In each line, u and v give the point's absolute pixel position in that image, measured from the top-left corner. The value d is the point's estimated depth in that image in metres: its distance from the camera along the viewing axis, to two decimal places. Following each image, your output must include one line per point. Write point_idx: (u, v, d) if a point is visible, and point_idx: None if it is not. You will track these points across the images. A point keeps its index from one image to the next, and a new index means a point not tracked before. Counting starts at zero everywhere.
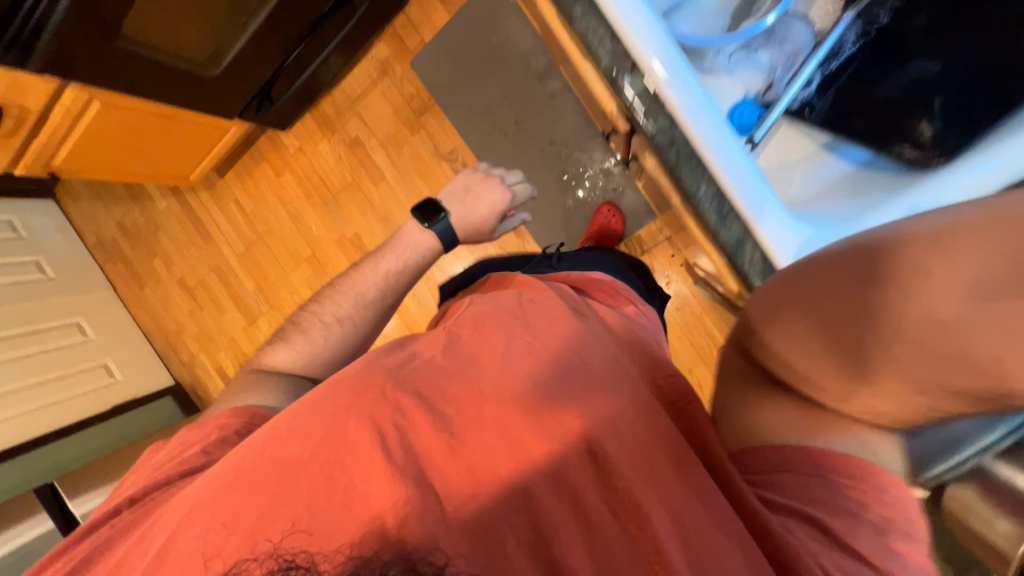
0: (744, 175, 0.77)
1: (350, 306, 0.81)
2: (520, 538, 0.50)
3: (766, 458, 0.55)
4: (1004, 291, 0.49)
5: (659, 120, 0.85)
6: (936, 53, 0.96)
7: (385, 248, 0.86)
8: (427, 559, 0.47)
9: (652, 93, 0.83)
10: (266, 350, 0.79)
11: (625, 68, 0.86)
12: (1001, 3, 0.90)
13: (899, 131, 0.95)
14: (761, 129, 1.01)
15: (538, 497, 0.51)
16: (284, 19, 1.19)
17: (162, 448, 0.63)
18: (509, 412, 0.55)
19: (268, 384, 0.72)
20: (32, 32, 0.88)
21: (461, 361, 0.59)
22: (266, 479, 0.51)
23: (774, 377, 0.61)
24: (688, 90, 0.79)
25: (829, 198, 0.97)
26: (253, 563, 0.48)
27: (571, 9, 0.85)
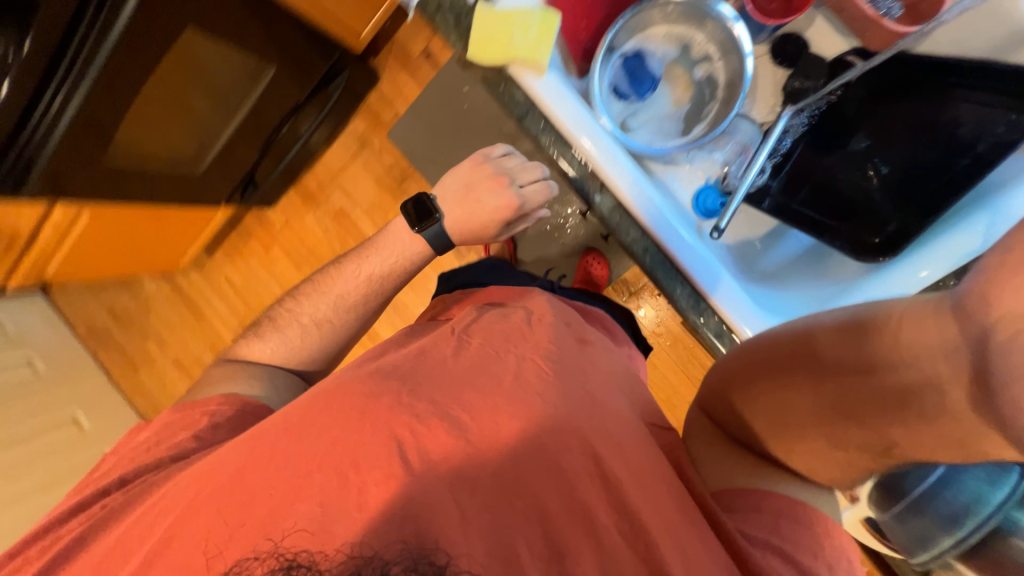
0: (706, 269, 0.83)
1: (328, 309, 0.86)
2: (532, 548, 0.53)
3: (738, 496, 0.61)
4: (953, 356, 0.55)
5: (631, 232, 0.88)
6: (874, 139, 1.00)
7: (371, 247, 0.89)
8: (429, 560, 0.50)
9: (620, 209, 0.88)
10: (243, 341, 0.86)
11: (594, 187, 0.89)
12: (929, 104, 0.94)
13: (862, 223, 0.96)
14: (727, 215, 0.88)
15: (552, 511, 0.55)
16: (264, 108, 1.20)
17: (179, 425, 0.69)
18: (521, 428, 0.58)
19: (252, 377, 0.79)
20: (30, 158, 0.80)
21: (470, 374, 0.64)
22: (266, 480, 0.55)
23: (754, 444, 0.65)
24: (645, 194, 0.85)
25: (798, 280, 1.00)
26: (255, 561, 0.51)
27: (535, 132, 0.92)
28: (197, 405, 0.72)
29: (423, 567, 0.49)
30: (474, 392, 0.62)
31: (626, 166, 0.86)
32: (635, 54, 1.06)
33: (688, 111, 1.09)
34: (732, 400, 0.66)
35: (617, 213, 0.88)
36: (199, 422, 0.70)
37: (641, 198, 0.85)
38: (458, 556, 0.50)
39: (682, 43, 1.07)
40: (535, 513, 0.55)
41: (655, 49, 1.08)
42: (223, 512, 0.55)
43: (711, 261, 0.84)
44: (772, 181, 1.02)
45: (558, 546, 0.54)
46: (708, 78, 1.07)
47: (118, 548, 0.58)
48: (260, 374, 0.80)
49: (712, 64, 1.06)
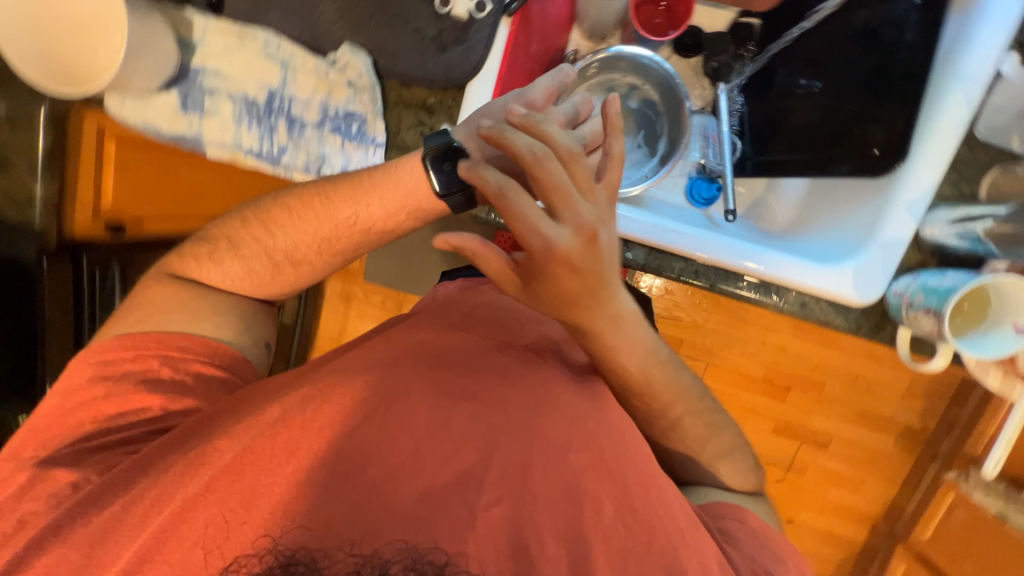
0: (789, 259, 0.59)
1: (308, 247, 0.55)
2: (552, 530, 0.43)
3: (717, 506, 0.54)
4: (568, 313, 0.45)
5: (679, 265, 0.63)
6: (816, 65, 0.66)
7: (387, 174, 0.52)
8: (428, 560, 0.40)
9: (663, 252, 0.62)
10: (189, 254, 0.57)
11: (616, 249, 0.63)
12: (846, 19, 0.64)
13: (848, 145, 0.63)
14: (732, 196, 0.67)
15: (581, 478, 0.45)
16: None
17: (131, 376, 0.50)
18: (516, 403, 0.48)
19: (213, 304, 0.55)
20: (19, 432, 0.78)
21: (462, 358, 0.51)
22: (242, 465, 0.43)
23: (696, 447, 0.57)
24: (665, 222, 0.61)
25: (829, 215, 0.66)
26: (253, 559, 0.39)
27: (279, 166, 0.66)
28: (161, 343, 0.51)
29: (423, 568, 0.40)
30: (484, 372, 0.50)
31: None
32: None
33: (642, 143, 0.72)
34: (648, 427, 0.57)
35: (656, 259, 0.63)
36: (162, 375, 0.51)
37: (656, 229, 0.60)
38: (458, 555, 0.40)
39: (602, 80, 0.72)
40: (555, 499, 0.44)
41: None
42: (187, 502, 0.42)
43: (730, 241, 0.60)
44: (741, 144, 0.70)
45: (577, 544, 0.43)
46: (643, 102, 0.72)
47: (94, 537, 0.42)
48: (229, 310, 0.56)
49: (641, 87, 0.71)
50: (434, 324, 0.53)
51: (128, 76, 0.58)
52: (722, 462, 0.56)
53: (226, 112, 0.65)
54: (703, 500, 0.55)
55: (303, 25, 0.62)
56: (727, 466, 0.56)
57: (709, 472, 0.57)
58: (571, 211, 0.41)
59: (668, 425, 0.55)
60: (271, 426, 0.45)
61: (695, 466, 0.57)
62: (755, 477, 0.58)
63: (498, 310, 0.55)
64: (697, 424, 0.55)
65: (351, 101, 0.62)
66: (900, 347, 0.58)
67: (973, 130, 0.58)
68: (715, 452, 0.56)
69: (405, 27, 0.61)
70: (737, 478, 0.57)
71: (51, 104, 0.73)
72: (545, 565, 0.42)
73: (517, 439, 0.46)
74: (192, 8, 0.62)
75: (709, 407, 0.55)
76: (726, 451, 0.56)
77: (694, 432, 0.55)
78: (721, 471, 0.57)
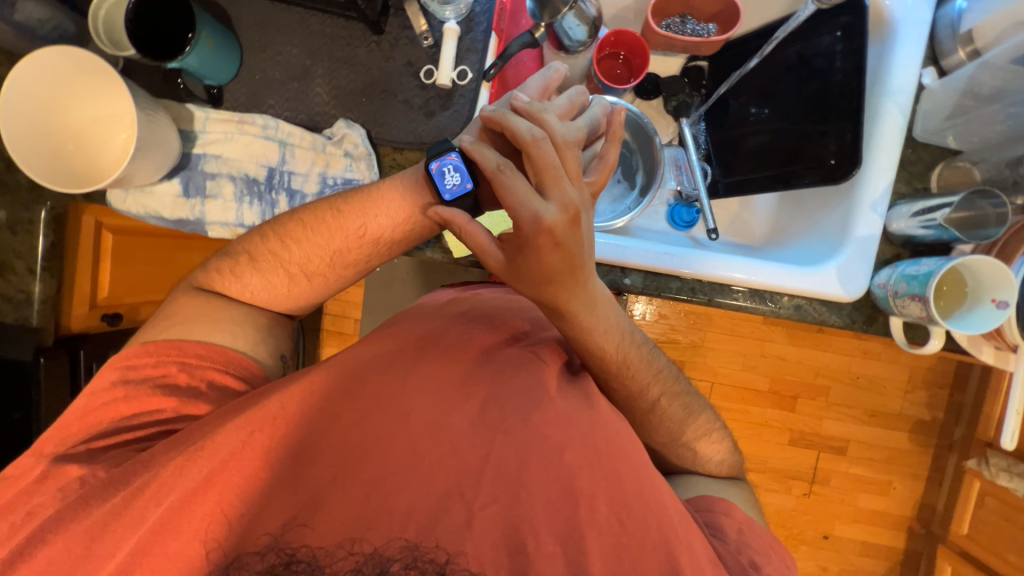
0: (772, 268, 0.63)
1: (322, 260, 0.56)
2: (549, 528, 0.44)
3: (704, 501, 0.55)
4: (549, 281, 0.48)
5: (675, 284, 0.66)
6: (761, 92, 0.74)
7: (397, 191, 0.56)
8: (428, 558, 0.40)
9: (658, 273, 0.66)
10: (210, 265, 0.57)
11: (617, 277, 0.66)
12: (780, 52, 0.72)
13: (808, 156, 0.68)
14: (711, 214, 0.72)
15: (577, 472, 0.46)
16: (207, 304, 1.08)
17: (149, 381, 0.49)
18: (512, 403, 0.49)
19: (227, 316, 0.54)
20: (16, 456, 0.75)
21: (464, 363, 0.51)
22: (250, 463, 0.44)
23: (690, 441, 0.58)
24: (656, 249, 0.65)
25: (801, 226, 0.72)
26: (254, 557, 0.40)
27: None
28: (178, 350, 0.50)
29: (423, 566, 0.40)
30: (482, 376, 0.51)
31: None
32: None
33: (621, 178, 0.78)
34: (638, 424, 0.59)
35: (654, 282, 0.66)
36: (178, 382, 0.50)
37: (650, 254, 0.65)
38: (458, 555, 0.41)
39: None
40: (551, 496, 0.45)
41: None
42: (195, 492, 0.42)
43: (714, 256, 0.64)
44: (709, 169, 0.77)
45: (574, 541, 0.43)
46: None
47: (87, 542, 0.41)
48: (245, 321, 0.55)
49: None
50: (436, 323, 0.55)
51: (132, 173, 0.60)
52: (702, 452, 0.59)
53: (227, 193, 0.68)
54: (690, 493, 0.57)
55: (299, 108, 0.67)
56: (706, 450, 0.59)
57: (689, 463, 0.59)
58: (559, 190, 0.46)
59: (656, 415, 0.57)
60: (280, 433, 0.45)
61: (683, 461, 0.59)
62: (732, 468, 0.60)
63: (493, 312, 0.58)
64: (674, 413, 0.57)
65: (349, 169, 0.66)
66: (897, 335, 0.60)
67: (911, 133, 0.65)
68: (693, 435, 0.58)
69: (394, 98, 0.66)
70: (717, 467, 0.59)
71: (51, 204, 0.73)
72: (543, 561, 0.42)
73: (512, 433, 0.47)
74: (194, 103, 0.67)
75: (682, 392, 0.58)
76: (702, 436, 0.59)
77: (672, 414, 0.57)
78: (700, 462, 0.59)
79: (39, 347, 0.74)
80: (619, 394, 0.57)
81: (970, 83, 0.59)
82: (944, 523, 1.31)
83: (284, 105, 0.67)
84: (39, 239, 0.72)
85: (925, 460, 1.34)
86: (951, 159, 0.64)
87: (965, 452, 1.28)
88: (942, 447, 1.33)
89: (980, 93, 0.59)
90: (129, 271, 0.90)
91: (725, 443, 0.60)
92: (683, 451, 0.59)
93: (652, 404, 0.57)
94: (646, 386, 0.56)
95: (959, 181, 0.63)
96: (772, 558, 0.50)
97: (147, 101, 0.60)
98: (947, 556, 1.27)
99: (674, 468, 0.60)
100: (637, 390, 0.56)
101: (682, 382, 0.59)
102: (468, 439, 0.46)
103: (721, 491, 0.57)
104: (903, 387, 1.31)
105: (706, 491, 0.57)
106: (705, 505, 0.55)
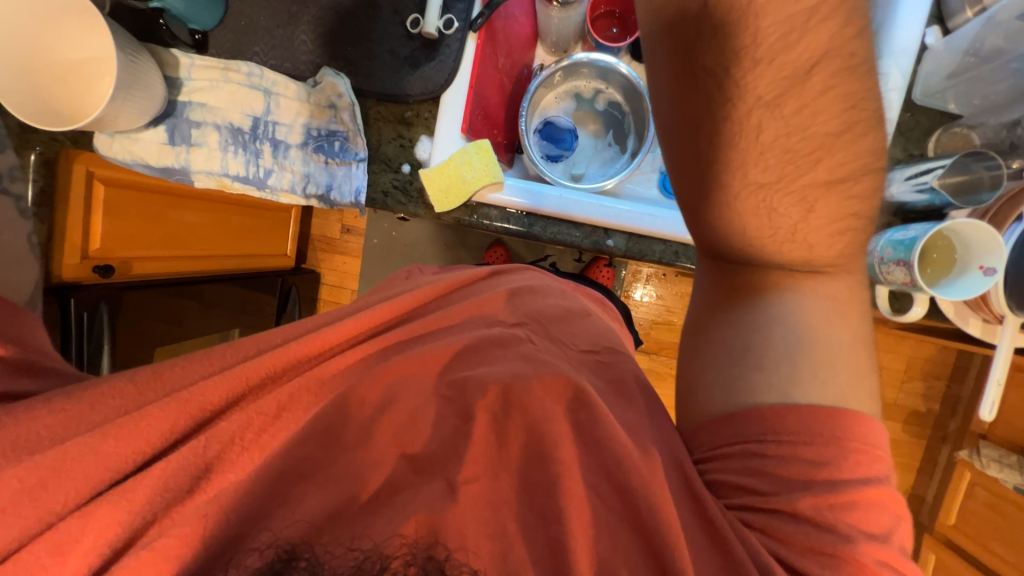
0: None
1: None
2: (527, 512, 0.47)
3: (731, 428, 0.48)
4: None
5: (654, 247, 0.67)
6: None
7: None
8: (429, 555, 0.43)
9: (639, 234, 0.67)
10: None
11: (600, 237, 0.67)
12: None
13: None
14: None
15: (553, 447, 0.48)
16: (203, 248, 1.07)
17: None
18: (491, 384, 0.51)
19: None
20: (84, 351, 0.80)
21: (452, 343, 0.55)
22: (239, 426, 0.47)
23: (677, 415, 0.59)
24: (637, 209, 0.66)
25: None
26: (252, 553, 0.42)
27: (275, 199, 0.68)
28: None
29: (422, 562, 0.43)
30: None
31: (568, 196, 0.66)
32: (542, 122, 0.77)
33: (613, 142, 0.80)
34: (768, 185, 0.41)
35: (637, 244, 0.67)
36: None
37: (633, 216, 0.66)
38: (459, 551, 0.44)
39: (573, 93, 0.79)
40: (527, 471, 0.49)
41: (553, 114, 0.79)
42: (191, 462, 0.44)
43: None
44: None
45: (552, 519, 0.46)
46: (610, 103, 0.79)
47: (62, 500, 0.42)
48: None
49: (606, 90, 0.78)
50: (439, 307, 0.61)
51: (113, 115, 0.60)
52: (816, 223, 0.42)
53: (213, 141, 0.67)
54: (724, 407, 0.49)
55: (283, 56, 0.67)
56: (821, 221, 0.42)
57: (785, 239, 0.43)
58: None
59: (790, 128, 0.38)
60: (270, 407, 0.48)
61: (775, 238, 0.43)
62: (825, 309, 0.47)
63: (489, 293, 0.63)
64: (816, 137, 0.38)
65: (334, 121, 0.66)
66: (880, 304, 0.66)
67: (910, 97, 0.64)
68: (828, 204, 0.41)
69: (379, 49, 0.65)
70: (795, 315, 0.47)
71: (40, 149, 0.74)
72: (521, 539, 0.45)
73: (496, 413, 0.51)
74: (178, 47, 0.66)
75: (850, 109, 0.38)
76: (836, 196, 0.40)
77: (798, 134, 0.38)
78: (810, 234, 0.42)
79: None
80: (761, 68, 0.36)
81: (973, 41, 0.58)
82: (933, 513, 1.31)
83: (268, 55, 0.67)
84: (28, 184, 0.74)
85: (917, 451, 1.33)
86: (949, 124, 0.63)
87: (958, 444, 1.27)
88: (937, 438, 1.32)
89: (981, 51, 0.58)
90: (121, 224, 0.88)
91: (859, 221, 0.42)
92: (789, 206, 0.41)
93: (796, 107, 0.37)
94: (814, 66, 0.36)
95: (956, 147, 0.64)
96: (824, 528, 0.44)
97: (132, 44, 0.60)
98: (933, 545, 1.28)
99: (751, 245, 0.44)
100: (792, 66, 0.36)
101: (864, 104, 0.38)
102: (453, 420, 0.51)
103: (785, 390, 0.47)
104: (900, 376, 1.30)
105: (752, 401, 0.48)
106: (727, 436, 0.48)
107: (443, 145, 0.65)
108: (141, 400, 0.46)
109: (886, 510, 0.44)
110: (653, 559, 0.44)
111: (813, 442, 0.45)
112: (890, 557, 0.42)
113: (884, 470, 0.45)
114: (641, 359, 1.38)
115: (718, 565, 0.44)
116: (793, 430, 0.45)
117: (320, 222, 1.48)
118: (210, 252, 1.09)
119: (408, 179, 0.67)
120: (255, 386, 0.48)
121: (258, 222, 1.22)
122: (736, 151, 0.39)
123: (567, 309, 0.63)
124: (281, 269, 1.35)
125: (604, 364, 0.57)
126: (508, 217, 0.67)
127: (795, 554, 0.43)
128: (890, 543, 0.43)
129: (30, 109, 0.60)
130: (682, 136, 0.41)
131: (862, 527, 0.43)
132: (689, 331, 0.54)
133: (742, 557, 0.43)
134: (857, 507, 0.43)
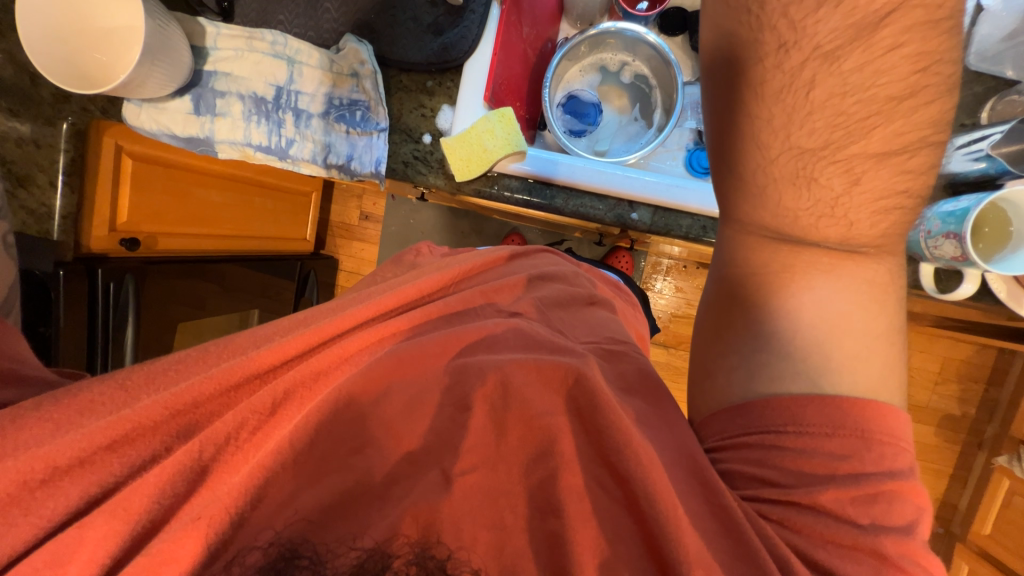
0: None
1: None
2: (531, 499, 0.46)
3: (746, 417, 0.46)
4: None
5: (681, 221, 0.66)
6: None
7: None
8: (432, 554, 0.43)
9: (664, 207, 0.65)
10: None
11: (624, 210, 0.66)
12: None
13: None
14: None
15: (558, 436, 0.47)
16: (223, 230, 1.08)
17: None
18: (485, 374, 0.49)
19: None
20: (114, 330, 0.81)
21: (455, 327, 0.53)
22: (234, 424, 0.44)
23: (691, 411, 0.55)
24: (663, 180, 0.64)
25: None
26: (254, 551, 0.42)
27: (297, 169, 0.68)
28: None
29: (423, 562, 0.43)
30: None
31: (588, 167, 0.65)
32: (565, 96, 0.76)
33: (638, 116, 0.78)
34: (799, 162, 0.40)
35: (663, 219, 0.66)
36: None
37: (660, 188, 0.64)
38: (459, 550, 0.44)
39: (599, 67, 0.78)
40: (528, 461, 0.47)
41: (576, 88, 0.78)
42: (185, 456, 0.43)
43: None
44: None
45: (552, 511, 0.45)
46: (636, 76, 0.77)
47: (57, 499, 0.41)
48: None
49: (632, 62, 0.76)
50: (451, 291, 0.59)
51: (143, 79, 0.60)
52: (861, 198, 0.40)
53: (236, 112, 0.67)
54: (743, 396, 0.47)
55: (307, 24, 0.67)
56: (865, 196, 0.40)
57: (824, 213, 0.41)
58: None
59: (846, 87, 0.37)
60: (264, 402, 0.45)
61: (813, 211, 0.41)
62: (861, 296, 0.44)
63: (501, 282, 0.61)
64: (875, 100, 0.37)
65: (355, 90, 0.65)
66: (926, 282, 0.69)
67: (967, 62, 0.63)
68: (863, 177, 0.39)
69: (403, 16, 0.65)
70: (833, 297, 0.44)
71: (72, 120, 0.76)
72: (520, 532, 0.45)
73: (496, 405, 0.48)
74: (205, 16, 0.67)
75: (920, 71, 0.37)
76: (889, 170, 0.39)
77: (832, 106, 0.38)
78: (849, 209, 0.41)
79: (58, 260, 0.77)
80: (827, 12, 0.36)
81: None
82: (966, 524, 1.24)
83: (291, 24, 0.67)
84: (60, 154, 0.76)
85: (951, 457, 1.28)
86: (1005, 91, 0.63)
87: (995, 450, 1.21)
88: (971, 444, 1.26)
89: None
90: (145, 198, 0.89)
91: (911, 199, 0.40)
92: (832, 175, 0.40)
93: (861, 61, 0.36)
94: (886, 16, 0.36)
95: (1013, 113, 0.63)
96: (824, 518, 0.41)
97: (158, 10, 0.60)
98: (966, 556, 1.21)
99: (785, 218, 0.42)
100: (862, 13, 0.36)
101: (937, 67, 0.37)
102: (449, 410, 0.49)
103: (813, 379, 0.44)
104: (933, 378, 1.25)
105: (776, 390, 0.45)
106: (743, 426, 0.46)
107: (463, 116, 0.65)
108: (130, 394, 0.45)
109: (909, 502, 0.41)
110: (654, 555, 0.42)
111: (836, 434, 0.43)
112: (917, 551, 0.40)
113: (908, 463, 0.43)
114: (658, 353, 1.35)
115: (728, 550, 0.41)
116: (815, 421, 0.43)
117: (339, 209, 1.49)
118: (232, 233, 1.10)
119: (428, 150, 0.66)
120: (242, 380, 0.46)
121: (278, 205, 1.23)
122: (782, 107, 0.39)
123: (571, 296, 0.63)
124: (301, 254, 1.37)
125: (608, 351, 0.56)
126: (529, 190, 0.66)
127: (814, 545, 0.41)
128: (915, 537, 0.40)
129: (57, 70, 0.61)
130: (729, 82, 0.40)
131: (882, 522, 0.40)
132: (711, 311, 0.50)
133: (760, 551, 0.40)
134: (879, 500, 0.41)
